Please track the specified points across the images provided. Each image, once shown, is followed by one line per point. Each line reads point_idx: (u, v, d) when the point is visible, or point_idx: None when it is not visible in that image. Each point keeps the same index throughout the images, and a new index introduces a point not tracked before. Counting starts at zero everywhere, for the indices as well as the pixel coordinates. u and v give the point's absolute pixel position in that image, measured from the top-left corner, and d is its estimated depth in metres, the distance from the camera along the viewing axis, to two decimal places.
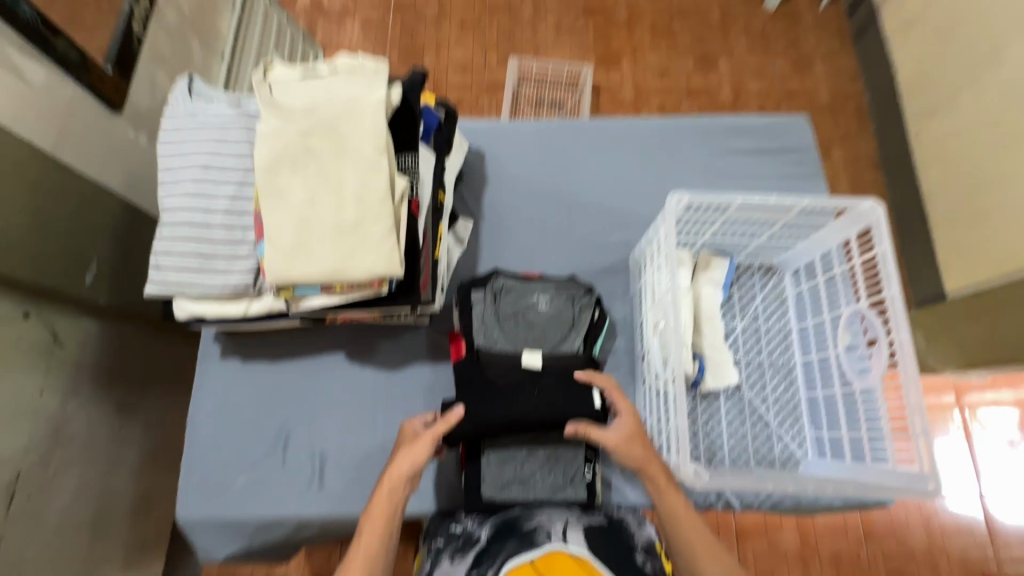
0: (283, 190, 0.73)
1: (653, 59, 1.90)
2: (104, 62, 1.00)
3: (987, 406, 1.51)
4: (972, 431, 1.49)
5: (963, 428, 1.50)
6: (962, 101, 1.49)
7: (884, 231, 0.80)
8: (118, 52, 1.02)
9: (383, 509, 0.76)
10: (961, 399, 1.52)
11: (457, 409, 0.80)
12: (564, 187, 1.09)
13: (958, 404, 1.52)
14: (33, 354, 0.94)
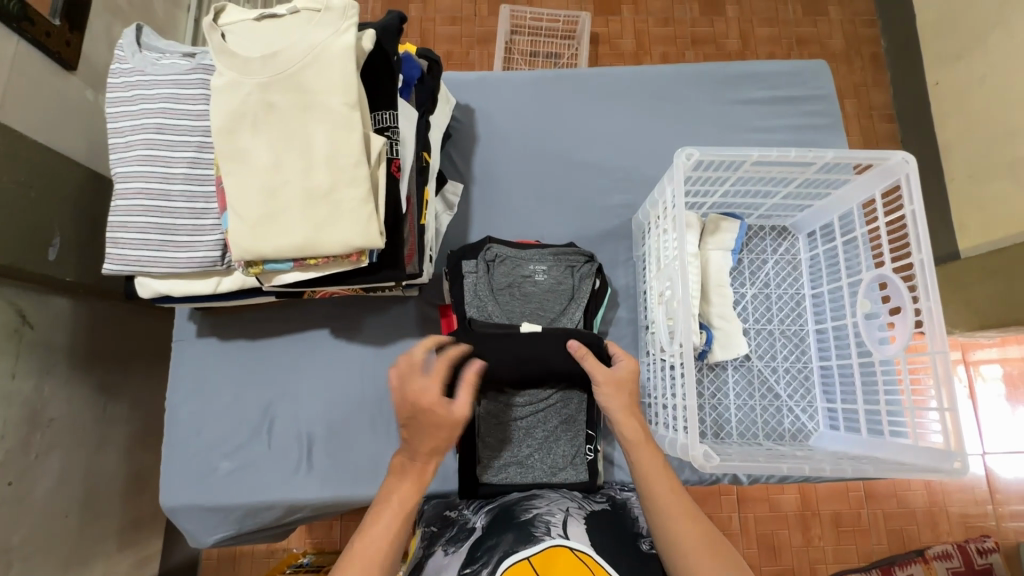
0: (244, 154, 0.64)
1: (656, 4, 1.76)
2: (50, 16, 0.89)
3: (991, 362, 1.48)
4: (976, 388, 1.47)
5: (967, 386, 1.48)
6: (991, 42, 1.37)
7: (915, 187, 0.72)
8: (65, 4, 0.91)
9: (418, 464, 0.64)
10: (967, 357, 1.49)
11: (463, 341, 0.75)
12: (562, 145, 1.00)
13: (964, 362, 1.50)
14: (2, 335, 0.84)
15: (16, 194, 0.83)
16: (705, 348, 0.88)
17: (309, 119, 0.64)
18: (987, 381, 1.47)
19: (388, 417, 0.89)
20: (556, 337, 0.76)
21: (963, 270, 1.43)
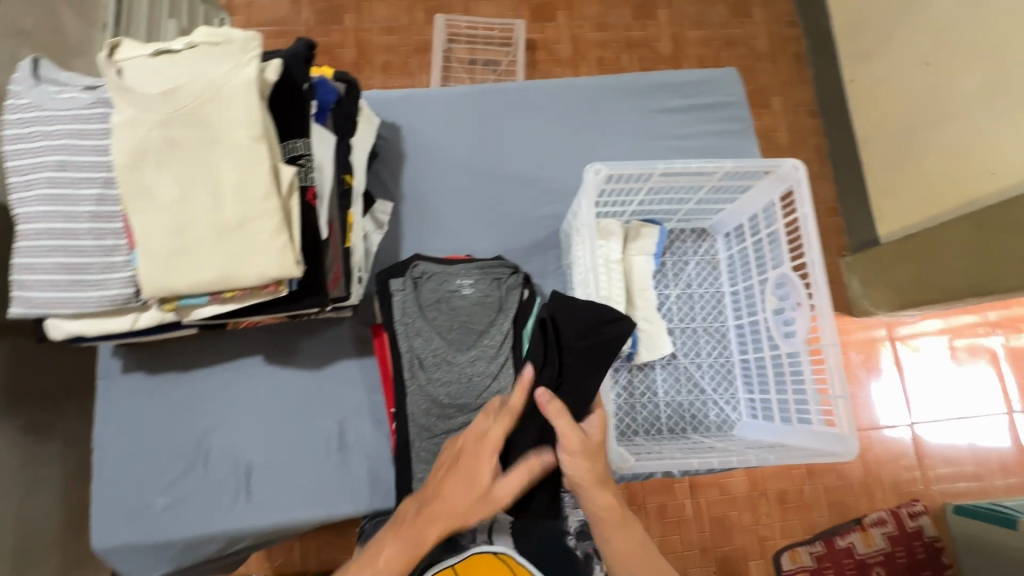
0: (148, 190, 0.64)
1: (591, 10, 1.81)
2: None
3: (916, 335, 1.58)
4: (902, 359, 1.57)
5: (894, 359, 1.57)
6: (894, 43, 1.46)
7: (806, 193, 0.78)
8: None
9: (438, 519, 0.68)
10: (892, 333, 1.58)
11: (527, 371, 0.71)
12: (490, 159, 1.03)
13: (890, 338, 1.59)
14: None
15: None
16: (632, 351, 0.92)
17: (213, 153, 0.64)
18: (914, 354, 1.57)
19: (327, 439, 0.89)
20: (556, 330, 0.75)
21: (881, 255, 1.52)
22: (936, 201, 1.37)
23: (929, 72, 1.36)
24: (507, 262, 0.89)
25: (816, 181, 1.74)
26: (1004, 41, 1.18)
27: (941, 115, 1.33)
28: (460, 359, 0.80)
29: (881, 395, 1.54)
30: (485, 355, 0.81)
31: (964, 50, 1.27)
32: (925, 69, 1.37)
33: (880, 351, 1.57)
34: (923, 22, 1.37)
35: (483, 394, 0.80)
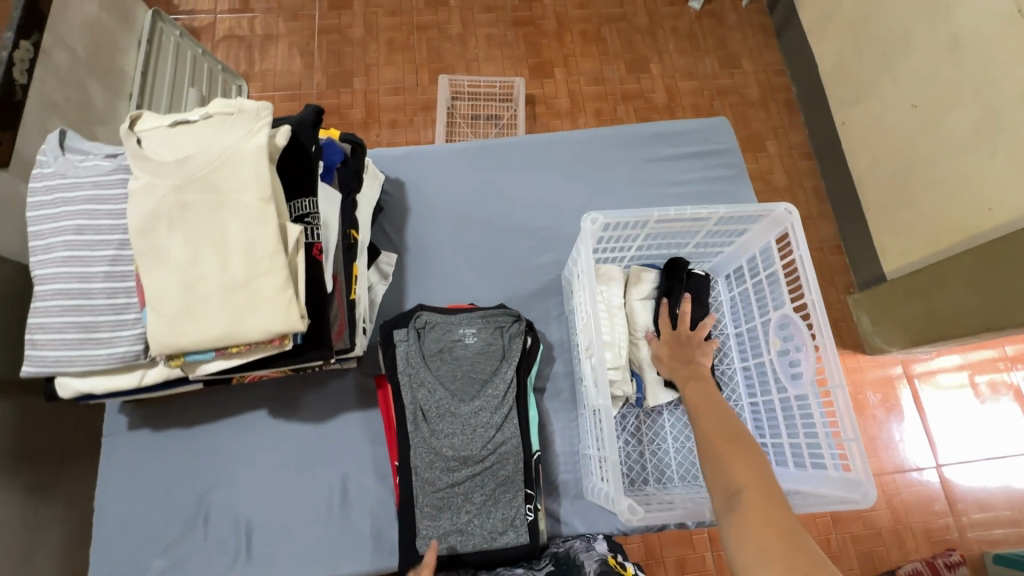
0: (161, 251, 0.66)
1: (586, 66, 1.90)
2: None
3: (937, 374, 1.55)
4: (923, 400, 1.53)
5: (915, 399, 1.53)
6: (880, 88, 1.52)
7: (800, 236, 0.80)
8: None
9: None
10: (909, 371, 1.56)
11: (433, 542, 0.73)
12: (492, 209, 1.06)
13: (907, 376, 1.56)
14: None
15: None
16: (638, 396, 0.91)
17: (223, 214, 0.66)
18: (934, 392, 1.53)
19: (330, 494, 0.87)
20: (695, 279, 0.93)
21: (889, 293, 1.51)
22: (938, 237, 1.37)
23: (917, 114, 1.40)
24: (509, 310, 0.90)
25: (816, 221, 1.76)
26: (987, 83, 1.22)
27: (933, 154, 1.36)
28: (464, 409, 0.80)
29: (905, 437, 1.50)
30: (489, 405, 0.81)
31: (949, 92, 1.31)
32: (913, 111, 1.41)
33: (900, 391, 1.54)
34: (907, 68, 1.42)
35: (488, 445, 0.79)
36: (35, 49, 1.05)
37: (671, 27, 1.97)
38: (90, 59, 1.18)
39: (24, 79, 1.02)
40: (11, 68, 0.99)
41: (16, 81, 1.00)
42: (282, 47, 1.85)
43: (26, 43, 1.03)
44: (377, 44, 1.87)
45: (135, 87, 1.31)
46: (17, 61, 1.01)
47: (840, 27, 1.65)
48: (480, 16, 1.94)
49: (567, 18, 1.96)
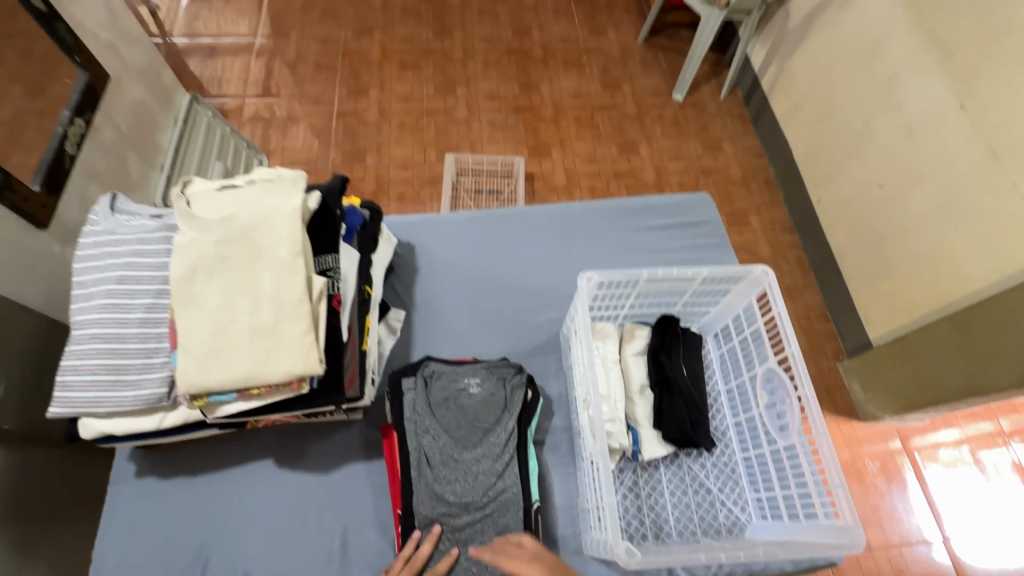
0: (198, 298, 0.73)
1: (580, 148, 2.08)
2: (31, 181, 1.05)
3: (936, 448, 1.55)
4: (925, 474, 1.53)
5: (917, 473, 1.53)
6: (849, 170, 1.67)
7: (778, 294, 0.87)
8: (47, 169, 1.07)
9: None
10: (908, 444, 1.56)
11: (436, 526, 0.80)
12: (496, 271, 1.14)
13: (907, 449, 1.56)
14: None
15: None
16: (635, 448, 0.94)
17: (255, 266, 0.74)
18: (935, 464, 1.53)
19: (330, 547, 0.87)
20: (681, 335, 1.00)
21: (876, 359, 1.57)
22: (916, 304, 1.46)
23: (883, 193, 1.54)
24: (511, 363, 0.95)
25: (801, 290, 1.85)
26: (942, 166, 1.36)
27: (903, 228, 1.48)
28: (466, 456, 0.83)
29: (911, 512, 1.48)
30: (491, 453, 0.84)
31: (910, 174, 1.45)
32: (880, 191, 1.55)
33: (901, 464, 1.54)
34: (871, 153, 1.58)
35: (489, 492, 0.82)
36: (88, 126, 1.19)
37: (657, 114, 2.18)
38: (129, 135, 1.31)
39: (74, 150, 1.14)
40: (64, 141, 1.12)
41: (66, 152, 1.13)
42: (300, 127, 2.04)
43: (81, 120, 1.16)
44: (389, 125, 2.06)
45: (167, 159, 1.43)
46: (71, 134, 1.14)
47: (808, 117, 1.84)
48: (485, 103, 2.15)
49: (563, 106, 2.18)
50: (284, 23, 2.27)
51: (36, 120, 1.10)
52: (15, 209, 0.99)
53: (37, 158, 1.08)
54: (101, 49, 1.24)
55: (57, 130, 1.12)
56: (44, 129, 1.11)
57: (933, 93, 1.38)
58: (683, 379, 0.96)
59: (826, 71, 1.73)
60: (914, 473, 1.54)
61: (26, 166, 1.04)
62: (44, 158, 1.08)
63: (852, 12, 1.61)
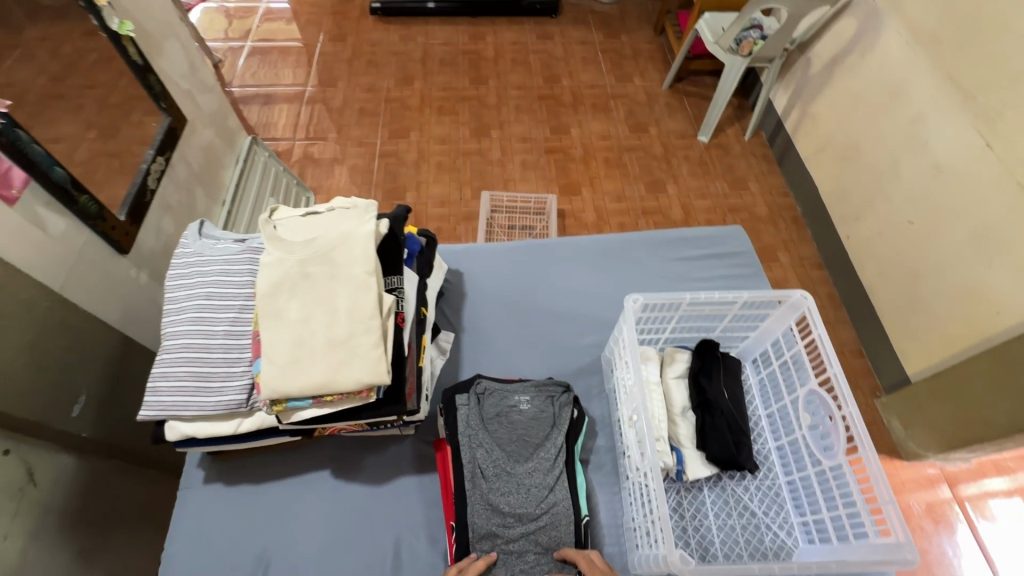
0: (281, 311, 0.81)
1: (609, 187, 2.17)
2: (117, 212, 1.08)
3: (988, 498, 1.51)
4: (978, 526, 1.47)
5: (969, 524, 1.48)
6: (878, 207, 1.71)
7: (817, 317, 0.91)
8: (130, 203, 1.11)
9: None
10: (958, 493, 1.52)
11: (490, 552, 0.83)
12: (538, 298, 1.20)
13: (957, 499, 1.51)
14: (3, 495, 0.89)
15: (58, 358, 0.97)
16: (679, 468, 0.96)
17: (333, 284, 0.82)
18: (987, 515, 1.48)
19: (383, 557, 0.91)
20: (720, 360, 1.03)
21: (915, 395, 1.56)
22: (954, 338, 1.46)
23: (914, 228, 1.57)
24: (557, 382, 1.01)
25: (835, 325, 1.85)
26: (972, 202, 1.39)
27: (937, 263, 1.50)
28: (519, 469, 0.87)
29: (965, 564, 1.42)
30: (542, 467, 0.88)
31: (941, 210, 1.48)
32: (910, 226, 1.59)
33: (952, 514, 1.49)
34: (899, 190, 1.62)
35: (542, 504, 0.85)
36: (167, 164, 1.24)
37: (684, 155, 2.28)
38: (200, 173, 1.39)
39: (154, 185, 1.19)
40: (146, 177, 1.17)
41: (148, 187, 1.17)
42: (344, 167, 2.18)
43: (162, 158, 1.22)
44: (428, 166, 2.19)
45: (228, 195, 1.49)
46: (152, 171, 1.19)
47: (833, 157, 1.90)
48: (518, 145, 2.28)
49: (592, 148, 2.29)
50: (332, 74, 2.47)
51: (104, 161, 1.09)
52: (101, 235, 1.02)
53: (123, 191, 1.12)
54: (180, 95, 1.32)
55: (141, 167, 1.17)
56: (130, 166, 1.16)
57: (958, 132, 1.42)
58: (725, 404, 0.99)
59: (850, 113, 1.80)
60: (966, 524, 1.49)
61: (114, 198, 1.08)
62: (128, 192, 1.12)
63: (873, 58, 1.68)
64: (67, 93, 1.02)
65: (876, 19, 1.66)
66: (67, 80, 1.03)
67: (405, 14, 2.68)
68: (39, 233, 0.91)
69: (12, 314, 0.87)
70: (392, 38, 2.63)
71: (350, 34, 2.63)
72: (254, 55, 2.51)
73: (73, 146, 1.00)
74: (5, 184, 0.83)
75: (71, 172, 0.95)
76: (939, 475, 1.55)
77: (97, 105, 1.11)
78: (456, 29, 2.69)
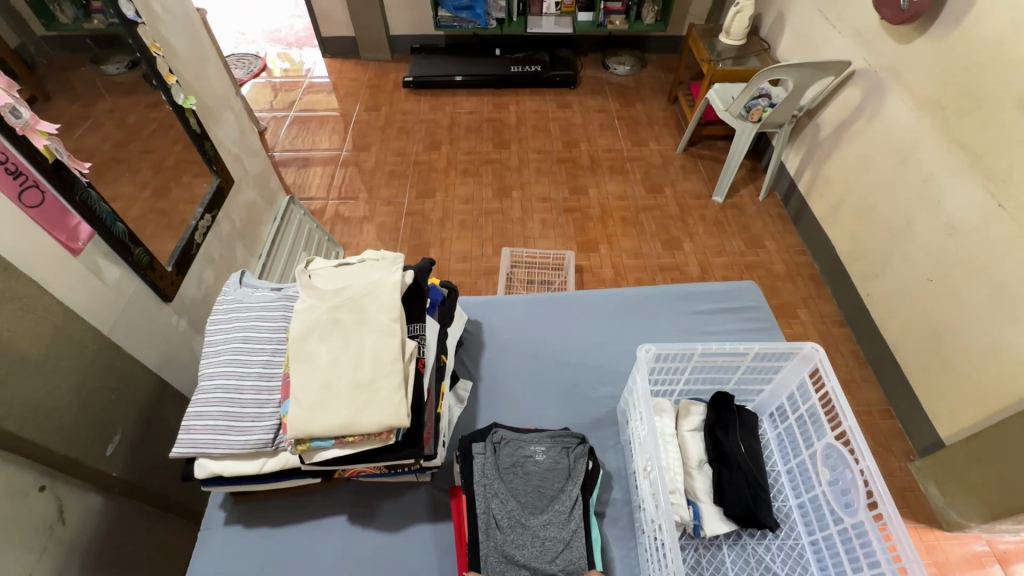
0: (311, 355, 0.86)
1: (627, 244, 2.24)
2: (166, 263, 1.16)
3: None
4: None
5: None
6: (895, 265, 1.72)
7: (829, 368, 0.94)
8: (178, 255, 1.19)
9: None
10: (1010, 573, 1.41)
11: None
12: (555, 348, 1.24)
13: None
14: (34, 531, 0.91)
15: (100, 396, 1.01)
16: (696, 523, 0.94)
17: (361, 330, 0.88)
18: None
19: None
20: (736, 413, 1.03)
21: (950, 459, 1.50)
22: (985, 398, 1.41)
23: (934, 286, 1.57)
24: (573, 434, 1.02)
25: (860, 383, 1.81)
26: (991, 262, 1.39)
27: (959, 322, 1.49)
28: (533, 522, 0.88)
29: None
30: (557, 520, 0.88)
31: (959, 269, 1.49)
32: (930, 284, 1.58)
33: None
34: (915, 249, 1.63)
35: (556, 560, 0.85)
36: (213, 221, 1.34)
37: (699, 214, 2.35)
38: (242, 229, 1.50)
39: (200, 240, 1.28)
40: (194, 232, 1.26)
41: (195, 241, 1.26)
42: (372, 225, 2.31)
43: (209, 215, 1.32)
44: (451, 224, 2.31)
45: (264, 250, 1.60)
46: (200, 227, 1.29)
47: (847, 216, 1.94)
48: (537, 205, 2.39)
49: (609, 208, 2.38)
50: (366, 139, 2.68)
51: (154, 218, 1.18)
52: (150, 284, 1.09)
53: (172, 246, 1.20)
54: (230, 159, 1.45)
55: (191, 223, 1.26)
56: (181, 223, 1.26)
57: (968, 193, 1.45)
58: (742, 458, 0.98)
59: (862, 175, 1.85)
60: None
61: (164, 251, 1.16)
62: (177, 245, 1.21)
63: (878, 124, 1.76)
64: (127, 157, 1.15)
65: (879, 89, 1.74)
66: (129, 146, 1.16)
67: (435, 86, 2.92)
68: (95, 281, 0.97)
69: (64, 353, 0.93)
70: (422, 108, 2.85)
71: (383, 104, 2.86)
72: (296, 124, 2.74)
73: (128, 204, 1.09)
74: (74, 238, 0.91)
75: (130, 230, 1.04)
76: (989, 552, 1.45)
77: (152, 168, 1.23)
78: (481, 99, 2.90)
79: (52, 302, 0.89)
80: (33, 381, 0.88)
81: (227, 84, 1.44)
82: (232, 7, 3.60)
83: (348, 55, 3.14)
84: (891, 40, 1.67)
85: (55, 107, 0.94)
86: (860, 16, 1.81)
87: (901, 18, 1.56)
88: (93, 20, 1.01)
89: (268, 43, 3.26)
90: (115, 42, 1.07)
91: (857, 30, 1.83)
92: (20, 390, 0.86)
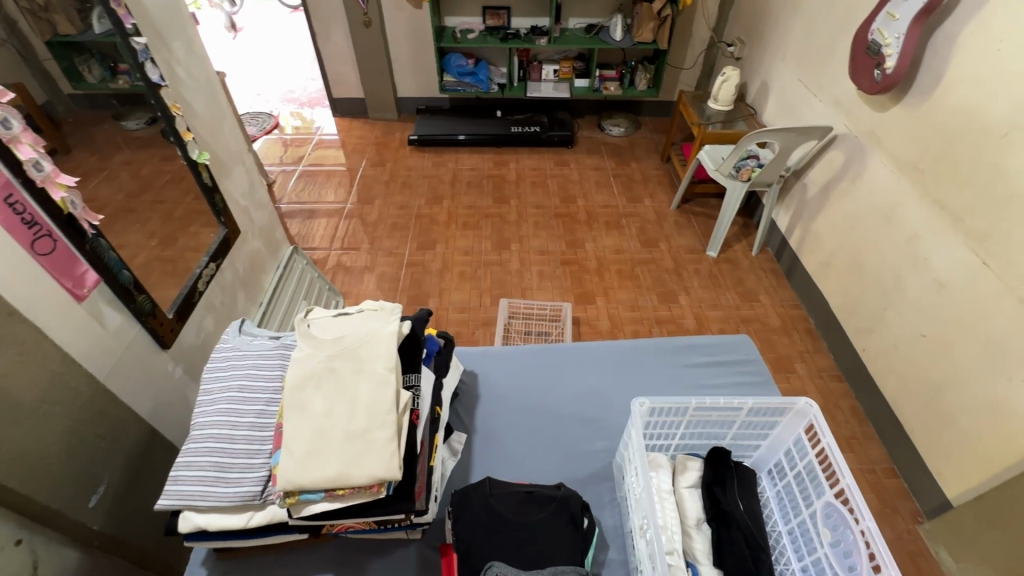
0: (306, 404, 0.87)
1: (623, 296, 2.27)
2: (167, 310, 1.18)
3: None
4: None
5: None
6: (887, 319, 1.74)
7: (823, 424, 0.95)
8: (180, 302, 1.21)
9: None
10: None
11: None
12: (551, 400, 1.24)
13: None
14: None
15: (88, 444, 0.99)
16: None
17: (357, 378, 0.89)
18: None
19: None
20: (733, 470, 1.02)
21: (961, 522, 1.45)
22: (990, 458, 1.38)
23: (927, 342, 1.58)
24: (552, 485, 1.04)
25: (862, 439, 1.78)
26: (980, 317, 1.41)
27: (955, 377, 1.48)
28: None
29: None
30: None
31: (950, 325, 1.50)
32: (924, 340, 1.59)
33: None
34: (906, 304, 1.66)
35: None
36: (217, 269, 1.38)
37: (695, 268, 2.39)
38: (245, 277, 1.53)
39: (203, 288, 1.31)
40: (197, 280, 1.29)
41: (197, 289, 1.29)
42: (373, 274, 2.35)
43: (214, 264, 1.36)
44: (450, 275, 2.35)
45: (265, 297, 1.63)
46: (204, 275, 1.32)
47: (838, 272, 1.99)
48: (535, 257, 2.44)
49: (606, 261, 2.43)
50: (370, 193, 2.77)
51: (159, 266, 1.20)
52: (149, 331, 1.10)
53: (175, 293, 1.23)
54: (238, 211, 1.51)
55: (195, 272, 1.30)
56: (184, 271, 1.29)
57: (954, 251, 1.48)
58: (741, 516, 0.95)
59: (849, 233, 1.91)
60: None
61: (166, 298, 1.19)
62: (179, 293, 1.23)
63: (862, 185, 1.84)
64: (138, 207, 1.19)
65: (861, 152, 1.83)
66: (141, 197, 1.20)
67: (438, 144, 3.06)
68: (97, 328, 0.99)
69: (57, 400, 0.93)
70: (426, 164, 2.97)
71: (389, 160, 2.98)
72: (302, 178, 2.84)
73: (134, 251, 1.12)
74: (79, 285, 0.94)
75: (136, 278, 1.07)
76: None
77: (162, 218, 1.26)
78: (482, 156, 3.03)
79: (53, 348, 0.90)
80: (24, 428, 0.88)
81: (240, 140, 1.51)
82: (250, 70, 3.82)
83: (356, 114, 3.30)
84: (869, 107, 1.78)
85: (74, 160, 0.98)
86: (837, 86, 1.94)
87: (876, 88, 1.67)
88: (119, 80, 1.09)
89: (281, 103, 3.44)
90: (138, 100, 1.15)
91: (836, 99, 1.94)
92: (9, 438, 0.85)
